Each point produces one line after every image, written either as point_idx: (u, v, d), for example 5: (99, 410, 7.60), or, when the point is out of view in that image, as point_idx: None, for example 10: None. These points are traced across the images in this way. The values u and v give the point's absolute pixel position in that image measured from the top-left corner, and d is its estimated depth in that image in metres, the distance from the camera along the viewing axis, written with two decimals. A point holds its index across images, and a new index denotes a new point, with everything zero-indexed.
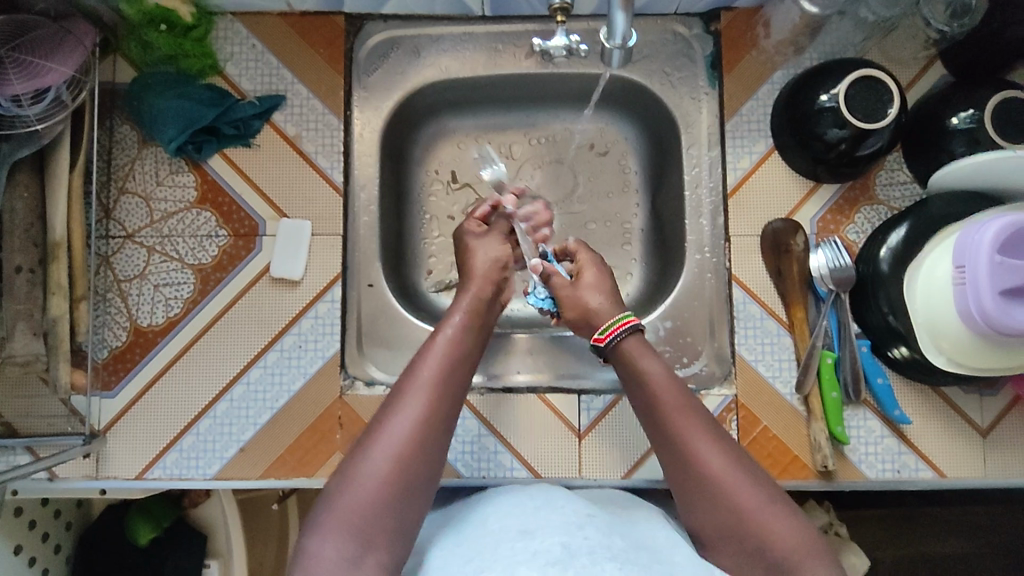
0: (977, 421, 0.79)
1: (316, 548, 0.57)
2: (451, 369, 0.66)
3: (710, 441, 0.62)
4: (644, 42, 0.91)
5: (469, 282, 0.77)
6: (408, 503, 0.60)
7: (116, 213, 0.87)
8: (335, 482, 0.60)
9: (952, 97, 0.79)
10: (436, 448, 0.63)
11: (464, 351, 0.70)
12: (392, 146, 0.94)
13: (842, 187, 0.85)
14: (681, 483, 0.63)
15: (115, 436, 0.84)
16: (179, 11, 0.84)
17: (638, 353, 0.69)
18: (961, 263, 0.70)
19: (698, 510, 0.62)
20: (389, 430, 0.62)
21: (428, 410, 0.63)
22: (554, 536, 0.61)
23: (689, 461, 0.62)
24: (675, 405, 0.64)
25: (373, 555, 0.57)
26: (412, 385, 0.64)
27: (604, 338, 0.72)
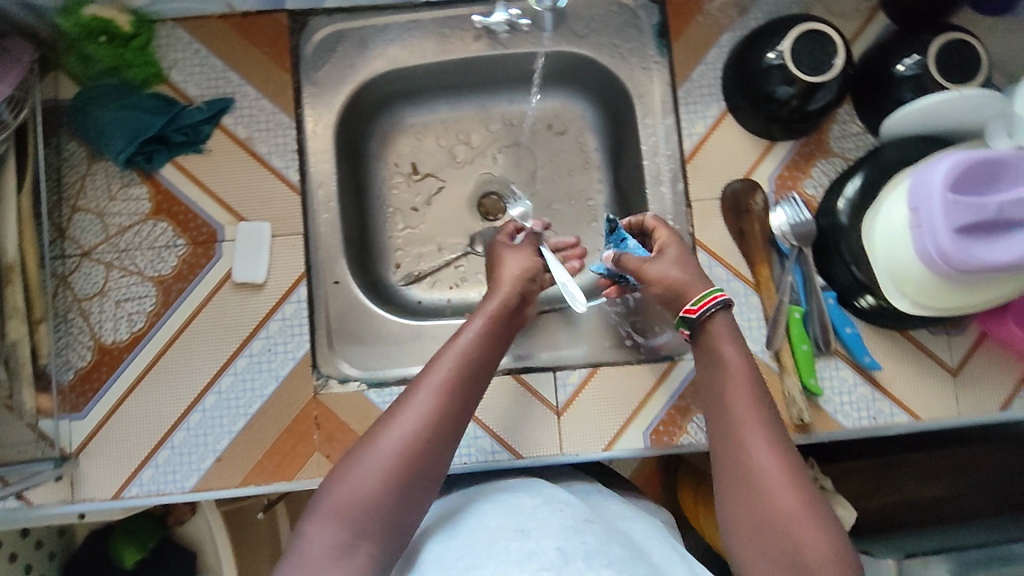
0: (946, 361, 0.81)
1: (313, 534, 0.59)
2: (465, 375, 0.69)
3: (760, 430, 0.62)
4: (590, 16, 0.91)
5: (496, 289, 0.79)
6: (407, 500, 0.62)
7: (71, 232, 0.85)
8: (340, 471, 0.63)
9: (895, 45, 0.80)
10: (439, 449, 0.64)
11: (481, 359, 0.72)
12: (347, 141, 0.94)
13: (797, 143, 0.85)
14: (725, 472, 0.63)
15: (87, 458, 0.82)
16: (117, 21, 0.84)
17: (722, 335, 0.70)
18: (916, 206, 0.71)
19: (729, 501, 0.61)
20: (398, 427, 0.64)
21: (437, 412, 0.65)
22: (552, 539, 0.62)
23: (737, 447, 0.63)
24: (735, 390, 0.66)
25: (365, 547, 0.59)
26: (423, 385, 0.67)
27: (697, 310, 0.70)
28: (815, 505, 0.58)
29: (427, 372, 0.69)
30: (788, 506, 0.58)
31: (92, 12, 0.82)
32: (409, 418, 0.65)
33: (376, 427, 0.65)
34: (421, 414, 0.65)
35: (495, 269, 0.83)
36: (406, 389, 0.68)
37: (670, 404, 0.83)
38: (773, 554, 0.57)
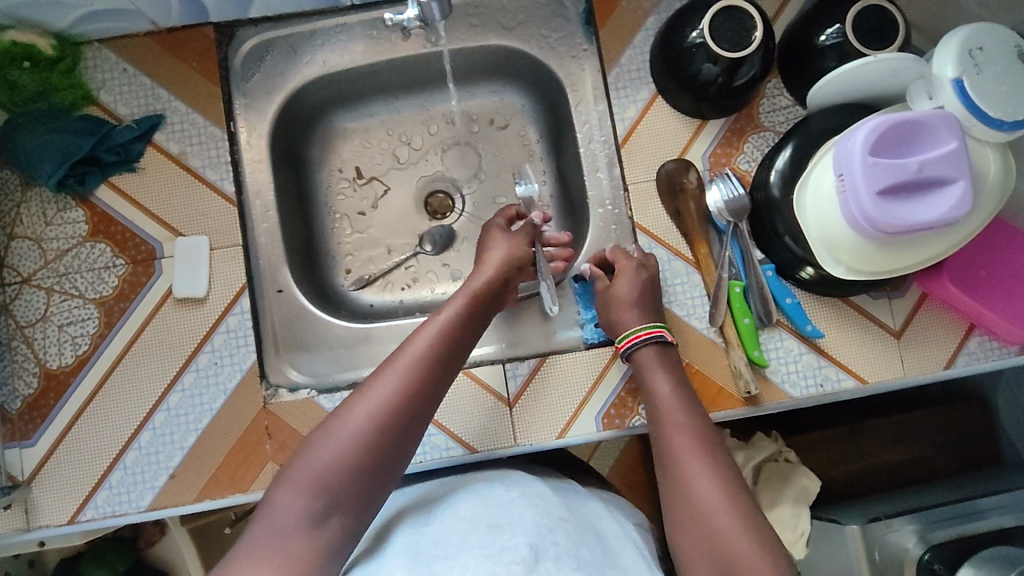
0: (890, 323, 0.81)
1: (285, 503, 0.61)
2: (441, 354, 0.71)
3: (707, 465, 0.64)
4: (517, 9, 0.91)
5: (482, 269, 0.81)
6: (379, 470, 0.64)
7: (10, 259, 0.85)
8: (313, 440, 0.65)
9: (815, 16, 0.81)
10: (413, 424, 0.67)
11: (459, 338, 0.74)
12: (285, 150, 0.93)
13: (728, 120, 0.86)
14: (670, 498, 0.64)
15: (40, 484, 0.82)
16: (38, 45, 0.83)
17: (657, 369, 0.75)
18: (841, 171, 0.72)
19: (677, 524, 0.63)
20: (372, 396, 0.67)
21: (411, 386, 0.68)
22: (523, 536, 0.63)
23: (677, 470, 0.65)
24: (675, 427, 0.68)
25: (336, 519, 0.61)
26: (397, 360, 0.69)
27: (621, 347, 0.78)
28: (762, 534, 0.58)
29: (404, 348, 0.71)
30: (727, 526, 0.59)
31: (11, 37, 0.81)
32: (384, 391, 0.67)
33: (350, 398, 0.67)
34: (396, 386, 0.67)
35: (484, 247, 0.85)
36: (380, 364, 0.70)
37: (619, 387, 0.82)
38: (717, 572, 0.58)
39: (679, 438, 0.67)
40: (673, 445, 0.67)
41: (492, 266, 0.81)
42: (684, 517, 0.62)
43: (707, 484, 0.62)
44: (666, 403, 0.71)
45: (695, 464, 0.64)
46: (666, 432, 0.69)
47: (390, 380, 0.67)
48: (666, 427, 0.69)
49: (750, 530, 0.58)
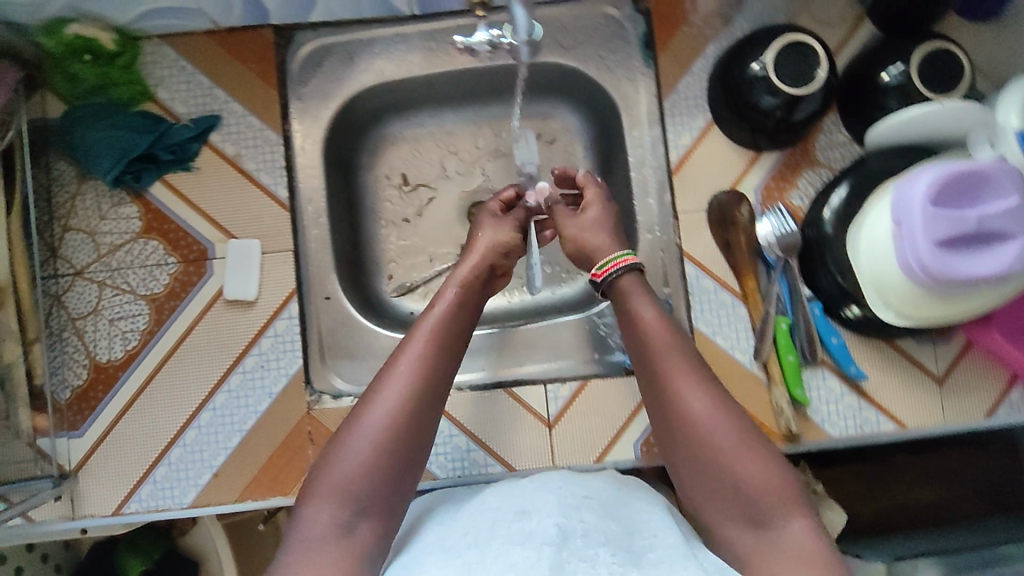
0: (933, 369, 0.83)
1: (313, 515, 0.64)
2: (438, 345, 0.72)
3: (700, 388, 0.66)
4: (576, 28, 0.90)
5: (468, 257, 0.82)
6: (397, 473, 0.66)
7: (63, 251, 0.86)
8: (332, 449, 0.67)
9: (879, 55, 0.81)
10: (423, 422, 0.69)
11: (454, 326, 0.75)
12: (336, 156, 0.94)
13: (783, 154, 0.86)
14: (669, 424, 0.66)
15: (87, 475, 0.83)
16: (100, 40, 0.83)
17: (634, 292, 0.73)
18: (898, 218, 0.72)
19: (677, 446, 0.66)
20: (382, 401, 0.68)
21: (416, 384, 0.69)
22: (550, 517, 0.63)
23: (673, 397, 0.66)
24: (666, 352, 0.68)
25: (366, 524, 0.64)
26: (399, 363, 0.70)
27: (600, 275, 0.75)
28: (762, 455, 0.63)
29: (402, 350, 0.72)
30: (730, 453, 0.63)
31: (75, 31, 0.81)
32: (389, 397, 0.68)
33: (361, 403, 0.69)
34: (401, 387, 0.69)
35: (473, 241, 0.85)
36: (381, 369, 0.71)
37: None
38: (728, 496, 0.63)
39: (677, 375, 0.66)
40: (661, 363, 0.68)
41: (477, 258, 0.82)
42: (690, 449, 0.65)
43: (714, 420, 0.64)
44: (650, 322, 0.70)
45: (697, 400, 0.65)
46: (658, 365, 0.68)
47: (394, 384, 0.69)
48: (658, 362, 0.68)
49: (759, 460, 0.63)
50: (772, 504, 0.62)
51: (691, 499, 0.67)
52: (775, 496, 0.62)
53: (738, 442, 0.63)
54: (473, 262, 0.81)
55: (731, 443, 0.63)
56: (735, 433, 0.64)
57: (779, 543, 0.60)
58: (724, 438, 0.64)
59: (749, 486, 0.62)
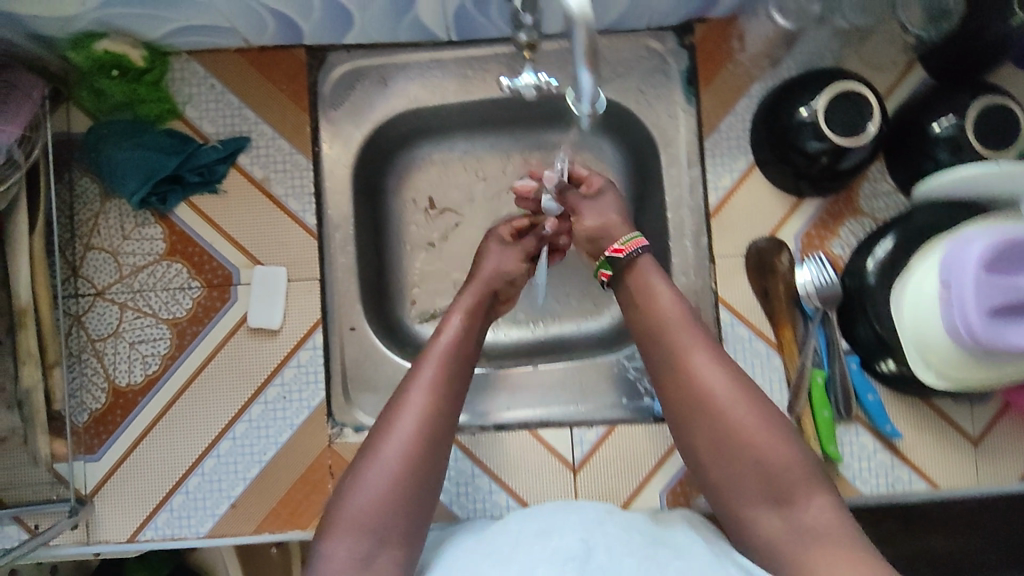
0: (969, 430, 0.83)
1: (332, 549, 0.62)
2: (450, 367, 0.73)
3: (720, 367, 0.68)
4: (617, 60, 0.86)
5: (471, 284, 0.83)
6: (414, 505, 0.65)
7: (84, 270, 0.84)
8: (348, 480, 0.66)
9: (932, 104, 0.78)
10: (436, 453, 0.68)
11: (463, 348, 0.76)
12: (365, 180, 0.92)
13: (826, 201, 0.84)
14: (688, 410, 0.68)
15: (103, 500, 0.82)
16: (130, 56, 0.79)
17: (650, 271, 0.75)
18: (948, 279, 0.70)
19: (695, 430, 0.67)
20: (398, 429, 0.68)
21: (430, 409, 0.69)
22: (574, 533, 0.64)
23: (692, 378, 0.68)
24: (685, 334, 0.70)
25: (385, 555, 0.63)
26: (410, 394, 0.70)
27: (623, 250, 0.76)
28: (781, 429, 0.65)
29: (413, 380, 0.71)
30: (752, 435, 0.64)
31: (104, 46, 0.77)
32: (402, 430, 0.67)
33: (376, 432, 0.68)
34: (415, 414, 0.68)
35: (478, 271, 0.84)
36: (391, 403, 0.70)
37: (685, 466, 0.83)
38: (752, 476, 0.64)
39: (693, 354, 0.69)
40: (681, 343, 0.69)
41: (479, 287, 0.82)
42: (709, 428, 0.66)
43: (732, 399, 0.66)
44: (665, 302, 0.72)
45: (714, 379, 0.67)
46: (674, 347, 0.70)
47: (406, 416, 0.68)
48: (674, 345, 0.70)
49: (779, 436, 0.64)
50: (792, 481, 0.63)
51: (709, 486, 0.67)
52: (795, 471, 0.63)
53: (758, 420, 0.65)
54: (475, 293, 0.81)
55: (751, 421, 0.65)
56: (754, 411, 0.65)
57: (802, 522, 0.61)
58: (743, 416, 0.65)
59: (771, 464, 0.63)
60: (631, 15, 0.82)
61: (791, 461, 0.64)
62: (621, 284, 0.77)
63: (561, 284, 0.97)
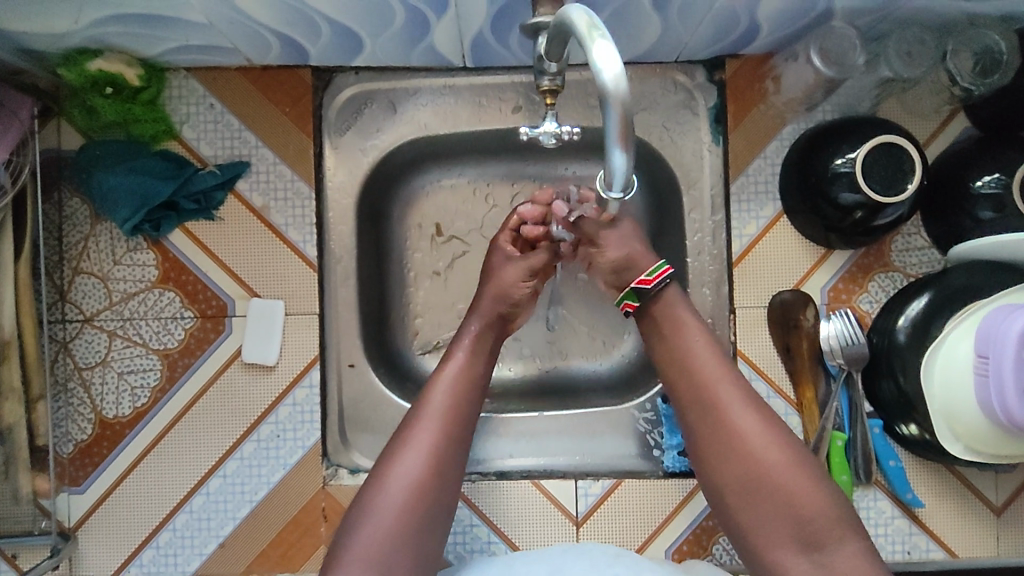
0: (993, 499, 0.79)
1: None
2: (460, 394, 0.70)
3: (748, 405, 0.64)
4: (641, 94, 0.82)
5: (478, 303, 0.77)
6: (423, 539, 0.64)
7: (72, 295, 0.80)
8: (356, 511, 0.64)
9: (975, 158, 0.73)
10: (445, 484, 0.67)
11: (474, 372, 0.73)
12: (370, 208, 0.87)
13: (856, 254, 0.80)
14: (713, 448, 0.64)
15: (87, 535, 0.79)
16: (125, 74, 0.74)
17: (676, 302, 0.70)
18: (984, 352, 0.66)
19: (719, 471, 0.64)
20: (406, 458, 0.66)
21: (439, 438, 0.67)
22: None
23: (720, 415, 0.64)
24: (712, 368, 0.66)
25: None
26: (420, 422, 0.68)
27: (651, 281, 0.69)
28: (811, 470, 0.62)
29: (424, 407, 0.69)
30: (783, 476, 0.61)
31: (98, 66, 0.72)
32: (413, 460, 0.66)
33: (385, 460, 0.66)
34: (424, 443, 0.67)
35: (489, 285, 0.77)
36: (400, 431, 0.68)
37: (694, 524, 0.80)
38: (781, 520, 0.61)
39: (720, 387, 0.65)
40: (707, 377, 0.66)
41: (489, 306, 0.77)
42: (735, 466, 0.63)
43: (761, 436, 0.63)
44: (691, 333, 0.68)
45: (742, 414, 0.64)
46: (699, 379, 0.66)
47: (417, 445, 0.66)
48: (699, 377, 0.66)
49: (808, 475, 0.62)
50: (826, 524, 0.60)
51: (733, 529, 0.64)
52: (828, 514, 0.60)
53: (788, 460, 0.62)
54: (484, 317, 0.76)
55: (782, 459, 0.62)
56: (783, 448, 0.62)
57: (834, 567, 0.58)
58: (774, 455, 0.62)
59: (802, 506, 0.60)
60: (659, 48, 0.77)
61: (823, 504, 0.60)
62: (646, 315, 0.71)
63: (572, 322, 0.92)
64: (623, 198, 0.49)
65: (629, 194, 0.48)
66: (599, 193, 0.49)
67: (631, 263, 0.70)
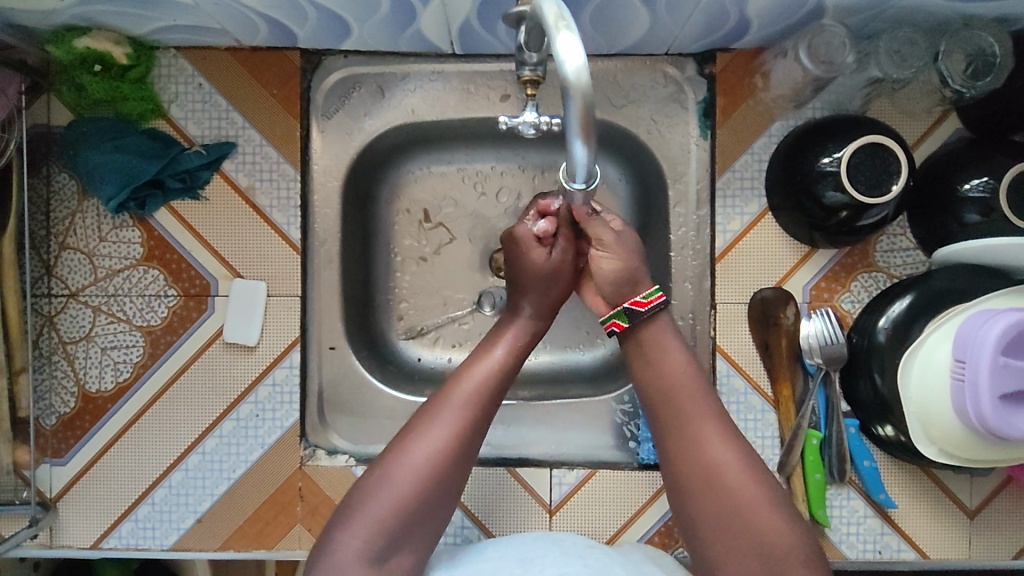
0: (966, 502, 0.79)
1: (343, 542, 0.59)
2: (495, 380, 0.68)
3: (727, 437, 0.64)
4: (630, 85, 0.82)
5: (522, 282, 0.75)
6: (432, 517, 0.62)
7: (58, 270, 0.80)
8: (373, 477, 0.62)
9: (964, 161, 0.72)
10: (464, 466, 0.65)
11: (512, 362, 0.71)
12: (356, 191, 0.87)
13: (840, 252, 0.79)
14: (688, 481, 0.63)
15: (67, 506, 0.80)
16: (113, 53, 0.75)
17: (660, 336, 0.70)
18: (962, 357, 0.65)
19: (693, 503, 0.63)
20: (432, 432, 0.64)
21: (469, 418, 0.65)
22: (553, 564, 0.61)
23: (698, 445, 0.64)
24: (694, 399, 0.66)
25: (400, 556, 0.60)
26: (452, 396, 0.66)
27: (645, 304, 0.69)
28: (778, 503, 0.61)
29: (459, 383, 0.67)
30: (758, 512, 0.60)
31: (85, 44, 0.73)
32: (438, 436, 0.63)
33: (410, 431, 0.65)
34: (451, 420, 0.65)
35: (523, 267, 0.75)
36: (430, 404, 0.66)
37: (667, 515, 0.80)
38: (750, 558, 0.59)
39: (697, 420, 0.65)
40: (687, 408, 0.65)
41: (531, 288, 0.74)
42: (709, 498, 0.62)
43: (739, 470, 0.62)
44: (673, 364, 0.68)
45: (718, 447, 0.63)
46: (678, 410, 0.66)
47: (447, 418, 0.65)
48: (678, 407, 0.66)
49: (776, 510, 0.61)
50: (790, 560, 0.58)
51: (704, 565, 0.62)
52: (796, 553, 0.59)
53: (761, 494, 0.61)
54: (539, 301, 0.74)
55: (756, 493, 0.61)
56: (755, 480, 0.62)
57: None
58: (750, 491, 0.61)
59: (770, 541, 0.59)
60: (650, 41, 0.76)
61: (790, 541, 0.59)
62: (632, 337, 0.70)
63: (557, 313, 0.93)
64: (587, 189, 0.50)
65: (592, 186, 0.49)
66: (562, 183, 0.50)
67: (630, 279, 0.70)
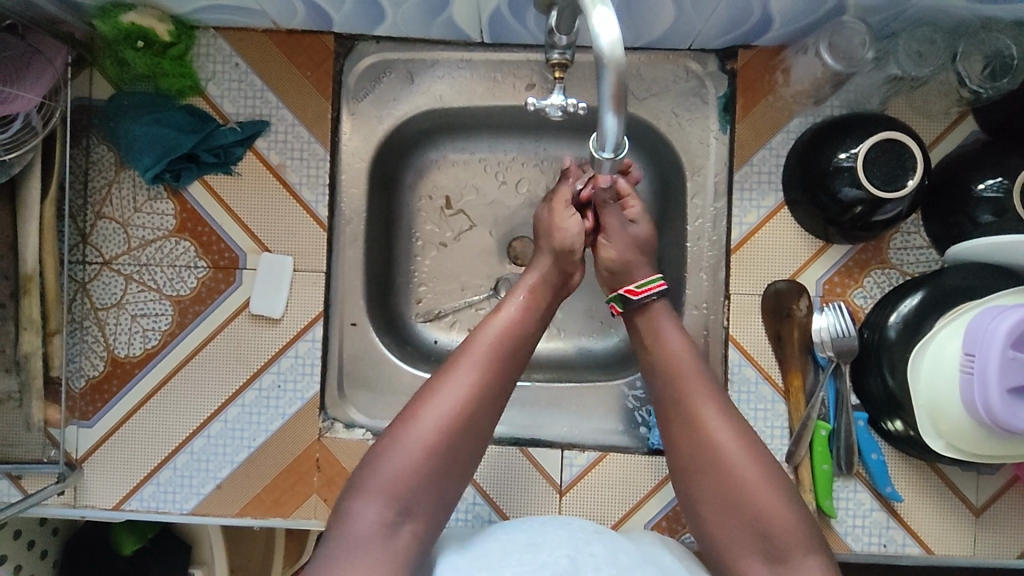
0: (973, 500, 0.80)
1: (359, 510, 0.60)
2: (506, 347, 0.68)
3: (727, 420, 0.65)
4: (653, 79, 0.84)
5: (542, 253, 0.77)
6: (446, 484, 0.63)
7: (93, 239, 0.83)
8: (383, 445, 0.63)
9: (980, 161, 0.73)
10: (472, 434, 0.65)
11: (525, 329, 0.71)
12: (382, 174, 0.90)
13: (854, 249, 0.81)
14: (689, 465, 0.65)
15: (92, 467, 0.83)
16: (156, 29, 0.78)
17: (661, 318, 0.72)
18: (971, 350, 0.66)
19: (694, 485, 0.65)
20: (441, 398, 0.64)
21: (478, 383, 0.66)
22: (561, 549, 0.60)
23: (698, 428, 0.65)
24: (699, 384, 0.67)
25: (409, 526, 0.60)
26: (462, 364, 0.67)
27: (638, 292, 0.73)
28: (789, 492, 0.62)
29: (461, 355, 0.67)
30: (759, 495, 0.62)
31: (131, 19, 0.75)
32: (449, 402, 0.64)
33: (418, 399, 0.65)
34: (463, 386, 0.65)
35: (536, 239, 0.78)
36: (441, 371, 0.67)
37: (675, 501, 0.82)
38: (750, 538, 0.61)
39: (700, 403, 0.66)
40: (687, 390, 0.67)
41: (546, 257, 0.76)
42: (714, 481, 0.64)
43: (739, 453, 0.64)
44: (671, 343, 0.70)
45: (720, 430, 0.64)
46: (682, 393, 0.67)
47: (456, 385, 0.65)
48: (678, 391, 0.67)
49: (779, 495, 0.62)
50: (793, 548, 0.60)
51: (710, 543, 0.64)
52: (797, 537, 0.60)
53: (761, 478, 0.62)
54: (546, 268, 0.76)
55: (757, 477, 0.62)
56: (757, 463, 0.63)
57: None
58: (750, 472, 0.63)
59: (771, 524, 0.61)
60: (674, 35, 0.79)
61: (792, 522, 0.61)
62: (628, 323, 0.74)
63: (572, 300, 0.95)
64: (614, 159, 0.57)
65: (620, 155, 0.56)
66: (591, 152, 0.57)
67: (627, 267, 0.75)
